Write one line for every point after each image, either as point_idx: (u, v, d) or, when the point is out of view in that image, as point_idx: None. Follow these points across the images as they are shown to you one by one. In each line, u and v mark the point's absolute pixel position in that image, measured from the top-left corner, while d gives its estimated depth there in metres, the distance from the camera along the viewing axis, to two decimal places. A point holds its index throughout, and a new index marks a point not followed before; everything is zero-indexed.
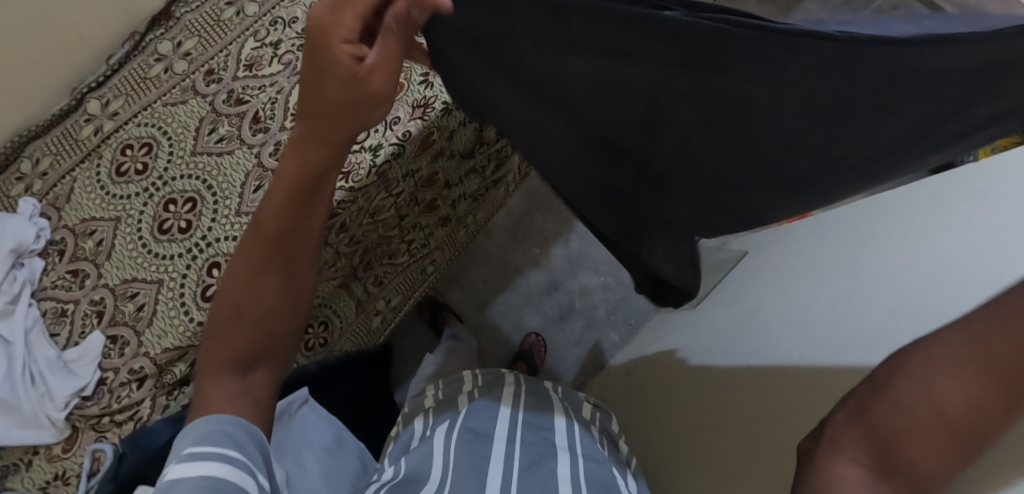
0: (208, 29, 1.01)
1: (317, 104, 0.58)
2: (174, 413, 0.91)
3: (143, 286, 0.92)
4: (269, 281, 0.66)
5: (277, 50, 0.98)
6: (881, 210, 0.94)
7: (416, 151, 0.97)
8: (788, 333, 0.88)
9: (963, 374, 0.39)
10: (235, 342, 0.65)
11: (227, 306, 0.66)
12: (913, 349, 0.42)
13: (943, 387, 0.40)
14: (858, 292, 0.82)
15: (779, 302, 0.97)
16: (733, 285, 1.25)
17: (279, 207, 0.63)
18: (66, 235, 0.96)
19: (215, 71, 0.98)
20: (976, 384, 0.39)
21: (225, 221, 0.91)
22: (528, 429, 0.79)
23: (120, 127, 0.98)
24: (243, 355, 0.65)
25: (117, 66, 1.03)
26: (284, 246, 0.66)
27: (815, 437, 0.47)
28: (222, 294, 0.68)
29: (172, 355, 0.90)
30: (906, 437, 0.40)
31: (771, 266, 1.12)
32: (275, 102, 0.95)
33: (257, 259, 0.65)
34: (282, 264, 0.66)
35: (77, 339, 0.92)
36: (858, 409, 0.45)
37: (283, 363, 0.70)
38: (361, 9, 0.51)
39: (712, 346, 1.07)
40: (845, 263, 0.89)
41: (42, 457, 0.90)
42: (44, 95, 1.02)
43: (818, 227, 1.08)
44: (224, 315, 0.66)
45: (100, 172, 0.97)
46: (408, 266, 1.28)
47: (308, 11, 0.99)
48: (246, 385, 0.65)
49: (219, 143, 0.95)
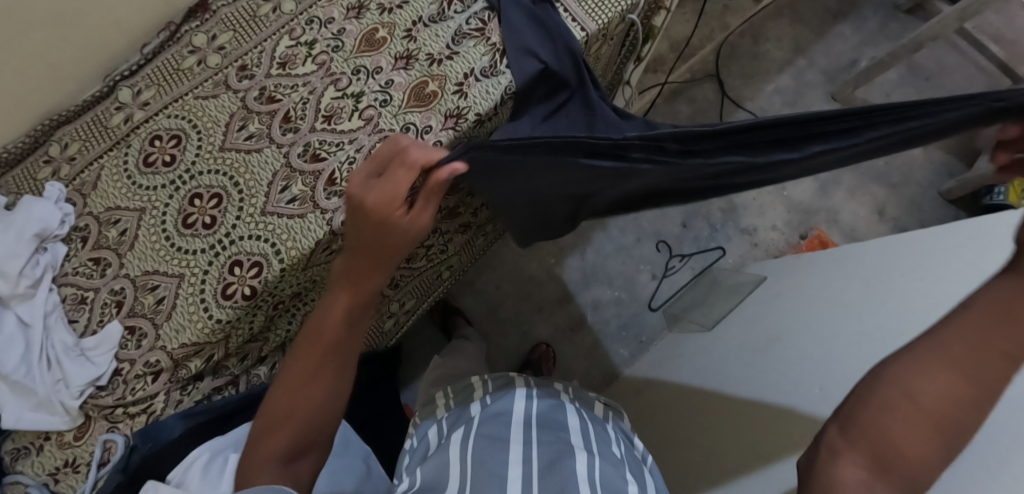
0: (243, 24, 1.00)
1: (372, 232, 0.69)
2: (187, 408, 0.92)
3: (164, 279, 0.91)
4: (321, 385, 0.70)
5: (312, 50, 0.97)
6: (902, 244, 0.93)
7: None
8: (806, 368, 0.87)
9: (938, 375, 0.51)
10: (283, 439, 0.69)
11: (277, 409, 0.70)
12: (903, 358, 0.53)
13: (925, 386, 0.51)
14: (883, 330, 0.81)
15: (798, 334, 0.95)
16: (750, 311, 1.23)
17: (337, 321, 0.71)
18: (90, 222, 0.96)
19: (249, 67, 0.98)
20: (948, 378, 0.51)
21: (249, 220, 0.91)
22: (541, 429, 0.78)
23: (150, 117, 0.98)
24: (292, 450, 0.69)
25: (150, 56, 1.03)
26: (334, 356, 0.71)
27: (813, 452, 0.55)
28: (269, 398, 0.72)
29: (190, 350, 0.90)
30: (901, 432, 0.51)
31: (791, 295, 1.11)
32: (307, 102, 0.94)
33: (308, 369, 0.70)
34: (330, 372, 0.71)
35: (94, 327, 0.92)
36: (848, 418, 0.54)
37: (323, 458, 0.73)
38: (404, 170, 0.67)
39: (724, 372, 1.06)
40: (869, 299, 0.87)
41: (54, 443, 0.91)
42: (76, 80, 1.02)
43: (843, 258, 1.06)
44: (274, 415, 0.70)
45: (128, 161, 0.97)
46: (425, 270, 1.26)
47: (345, 12, 0.99)
48: (294, 476, 0.68)
49: (249, 140, 0.94)
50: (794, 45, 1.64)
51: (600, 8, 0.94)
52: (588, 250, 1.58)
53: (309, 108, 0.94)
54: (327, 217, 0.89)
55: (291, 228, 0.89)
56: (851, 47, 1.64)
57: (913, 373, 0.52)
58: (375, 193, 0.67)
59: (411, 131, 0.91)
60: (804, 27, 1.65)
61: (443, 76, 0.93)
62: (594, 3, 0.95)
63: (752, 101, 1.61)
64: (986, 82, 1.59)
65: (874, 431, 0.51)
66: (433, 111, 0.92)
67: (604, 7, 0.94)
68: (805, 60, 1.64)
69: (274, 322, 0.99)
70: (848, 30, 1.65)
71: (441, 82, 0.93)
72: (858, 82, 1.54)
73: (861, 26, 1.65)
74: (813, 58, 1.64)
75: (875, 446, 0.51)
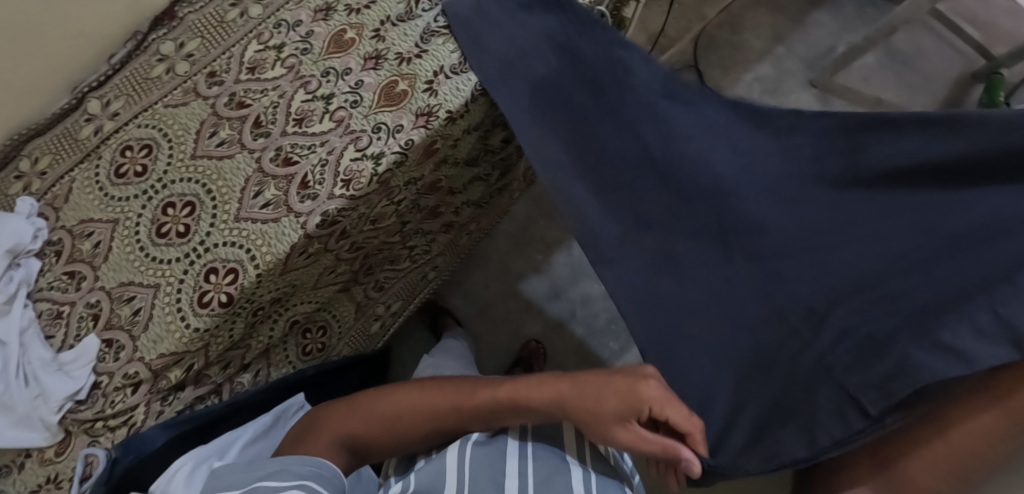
0: (211, 29, 1.00)
1: (592, 386, 0.66)
2: (168, 419, 0.91)
3: (140, 290, 0.91)
4: (410, 425, 0.77)
5: (280, 54, 0.97)
6: None
7: (419, 155, 0.92)
8: None
9: (985, 416, 0.55)
10: (354, 425, 0.78)
11: (376, 406, 0.79)
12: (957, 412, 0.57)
13: (970, 423, 0.55)
14: None
15: None
16: None
17: (498, 395, 0.72)
18: (63, 236, 0.95)
19: (218, 73, 0.97)
20: (994, 420, 0.54)
21: (223, 227, 0.90)
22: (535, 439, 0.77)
23: (120, 128, 0.97)
24: (344, 442, 0.78)
25: (118, 66, 1.02)
26: (456, 413, 0.74)
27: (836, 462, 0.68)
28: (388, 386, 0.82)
29: (169, 362, 0.90)
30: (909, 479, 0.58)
31: None
32: (276, 106, 0.94)
33: (437, 393, 0.77)
34: (439, 419, 0.75)
35: (71, 341, 0.91)
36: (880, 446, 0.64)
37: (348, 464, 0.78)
38: (663, 403, 0.62)
39: None
40: None
41: (34, 460, 0.90)
42: (44, 93, 1.01)
43: None
44: (371, 410, 0.79)
45: (99, 172, 0.96)
46: (409, 272, 1.24)
47: (314, 15, 0.98)
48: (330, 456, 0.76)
49: (220, 147, 0.93)
50: (771, 33, 1.65)
51: None
52: (574, 246, 1.57)
53: (279, 111, 0.94)
54: (301, 221, 0.88)
55: (267, 233, 0.88)
56: (829, 34, 1.65)
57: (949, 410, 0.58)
58: (587, 388, 0.66)
59: (383, 131, 0.91)
60: (780, 16, 1.66)
61: (413, 75, 0.92)
62: None
63: (731, 89, 1.60)
64: (962, 62, 1.59)
65: (905, 473, 0.59)
66: (403, 110, 0.91)
67: None
68: (784, 48, 1.64)
69: (256, 329, 1.02)
70: (825, 18, 1.66)
71: (411, 81, 0.93)
72: (837, 67, 1.55)
73: (838, 14, 1.66)
74: (792, 46, 1.64)
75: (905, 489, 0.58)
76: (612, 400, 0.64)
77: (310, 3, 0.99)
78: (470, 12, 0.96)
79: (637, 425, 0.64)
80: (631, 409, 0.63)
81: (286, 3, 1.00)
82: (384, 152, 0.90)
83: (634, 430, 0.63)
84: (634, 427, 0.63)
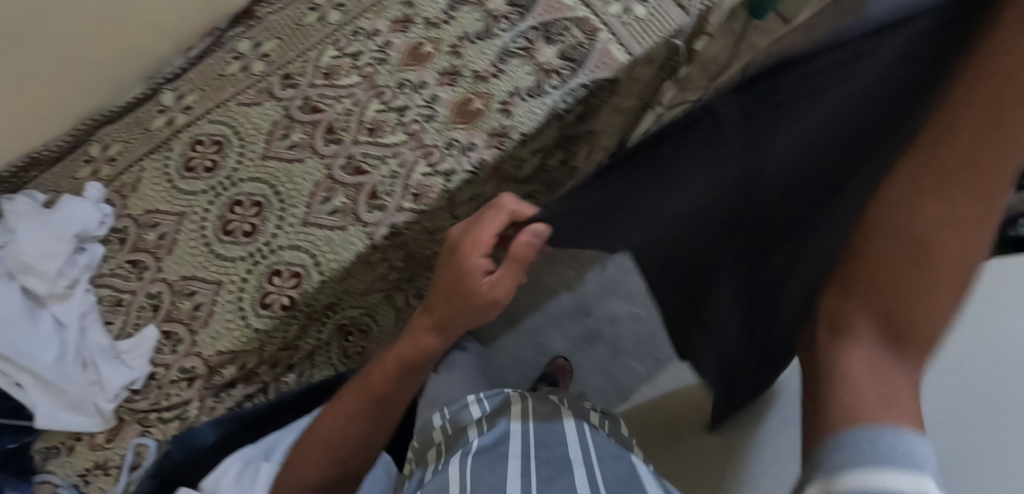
0: (289, 33, 1.01)
1: (439, 301, 0.63)
2: (220, 416, 0.90)
3: (202, 286, 0.92)
4: (403, 399, 0.69)
5: (357, 61, 0.97)
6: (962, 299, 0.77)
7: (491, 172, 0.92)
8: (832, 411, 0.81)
9: (920, 180, 0.30)
10: (314, 468, 0.70)
11: (320, 434, 0.70)
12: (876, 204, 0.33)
13: (925, 209, 0.30)
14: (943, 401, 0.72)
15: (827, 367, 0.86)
16: None
17: (388, 374, 0.67)
18: (128, 224, 0.96)
19: (293, 76, 0.98)
20: (907, 176, 0.31)
21: (290, 230, 0.91)
22: (538, 430, 0.65)
23: (192, 122, 0.98)
24: (319, 481, 0.70)
25: (195, 60, 1.03)
26: (386, 404, 0.68)
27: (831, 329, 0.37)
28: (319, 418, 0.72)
29: (226, 360, 0.90)
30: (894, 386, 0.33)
31: None
32: (350, 114, 0.95)
33: (345, 413, 0.69)
34: (371, 408, 0.68)
35: (130, 330, 0.92)
36: (837, 314, 0.37)
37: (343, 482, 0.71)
38: (490, 229, 0.59)
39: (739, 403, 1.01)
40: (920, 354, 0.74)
41: (85, 444, 0.91)
42: (120, 81, 1.02)
43: None
44: (316, 438, 0.70)
45: (168, 164, 0.97)
46: None
47: (391, 26, 0.99)
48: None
49: (292, 150, 0.94)
50: None
51: (647, 32, 0.94)
52: None
53: (353, 121, 0.94)
54: (368, 231, 0.89)
55: (334, 241, 0.89)
56: None
57: (912, 205, 0.31)
58: (438, 299, 0.63)
59: (456, 148, 0.91)
60: None
61: (489, 96, 0.93)
62: (639, 29, 0.94)
63: None
64: None
65: (894, 300, 0.33)
66: (477, 130, 0.92)
67: (649, 32, 0.94)
68: None
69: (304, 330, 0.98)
70: None
71: (486, 100, 0.93)
72: None
73: None
74: None
75: (884, 305, 0.34)
76: (500, 284, 0.59)
77: (388, 13, 1.00)
78: (548, 36, 0.95)
79: (490, 262, 0.60)
80: (495, 225, 0.59)
81: (365, 11, 1.00)
82: (456, 169, 0.90)
83: (491, 265, 0.59)
84: (488, 261, 0.59)
